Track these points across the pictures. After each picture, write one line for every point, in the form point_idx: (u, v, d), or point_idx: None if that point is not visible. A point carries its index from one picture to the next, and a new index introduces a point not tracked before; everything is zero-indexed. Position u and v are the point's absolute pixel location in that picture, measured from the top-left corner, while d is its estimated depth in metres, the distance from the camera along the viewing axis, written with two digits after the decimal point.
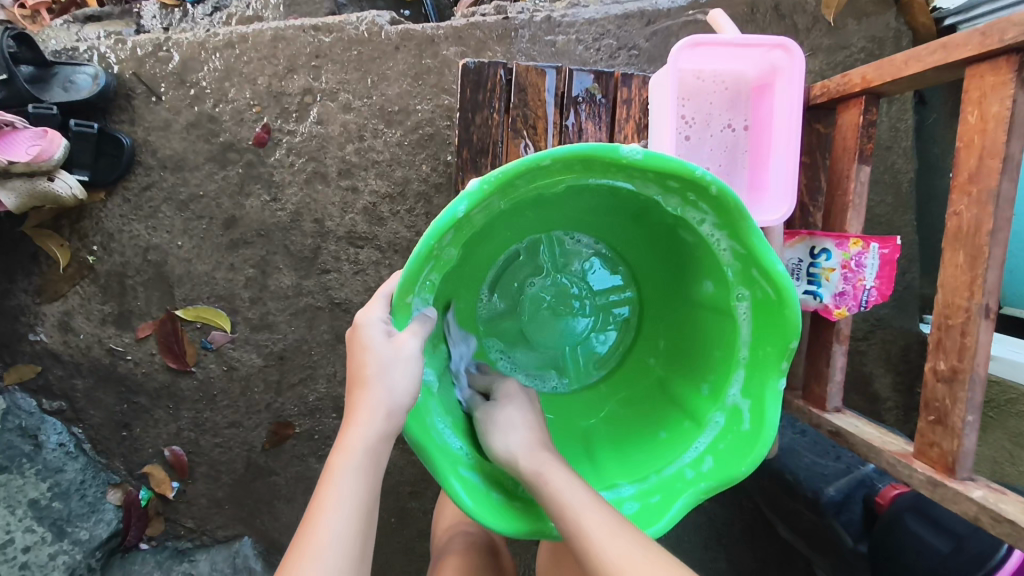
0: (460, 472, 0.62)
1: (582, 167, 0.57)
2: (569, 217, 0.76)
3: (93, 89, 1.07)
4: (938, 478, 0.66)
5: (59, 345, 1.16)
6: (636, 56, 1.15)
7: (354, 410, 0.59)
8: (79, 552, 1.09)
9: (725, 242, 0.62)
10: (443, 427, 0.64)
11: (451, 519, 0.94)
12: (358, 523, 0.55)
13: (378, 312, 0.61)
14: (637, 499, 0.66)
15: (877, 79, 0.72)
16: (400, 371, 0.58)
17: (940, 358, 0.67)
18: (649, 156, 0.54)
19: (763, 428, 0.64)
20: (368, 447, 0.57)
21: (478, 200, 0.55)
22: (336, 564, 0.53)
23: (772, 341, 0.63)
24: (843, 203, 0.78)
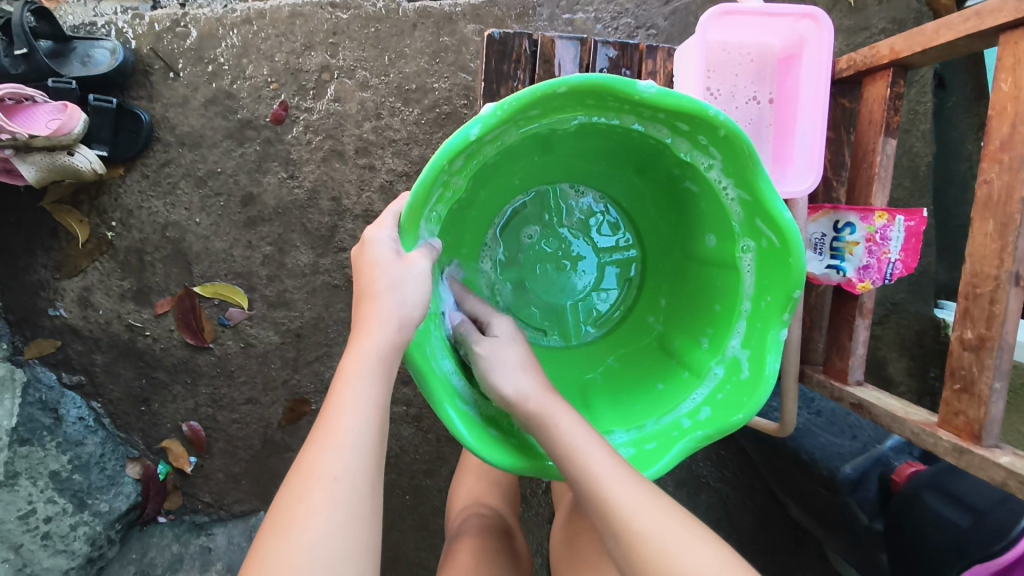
0: (459, 407, 0.63)
1: (593, 101, 0.58)
2: (578, 166, 0.78)
3: (111, 64, 1.07)
4: (963, 445, 0.67)
5: (78, 320, 1.17)
6: (655, 35, 1.15)
7: (363, 319, 0.59)
8: (99, 524, 1.11)
9: (733, 190, 0.62)
10: (446, 365, 0.66)
11: (467, 499, 0.95)
12: (372, 426, 0.56)
13: (385, 229, 0.61)
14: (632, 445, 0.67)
15: (905, 50, 0.72)
16: (411, 286, 0.59)
17: (966, 327, 0.67)
18: (662, 93, 0.55)
19: (763, 378, 0.63)
20: (379, 353, 0.57)
21: (492, 125, 0.55)
22: (353, 463, 0.54)
23: (775, 293, 0.62)
24: (869, 176, 0.77)
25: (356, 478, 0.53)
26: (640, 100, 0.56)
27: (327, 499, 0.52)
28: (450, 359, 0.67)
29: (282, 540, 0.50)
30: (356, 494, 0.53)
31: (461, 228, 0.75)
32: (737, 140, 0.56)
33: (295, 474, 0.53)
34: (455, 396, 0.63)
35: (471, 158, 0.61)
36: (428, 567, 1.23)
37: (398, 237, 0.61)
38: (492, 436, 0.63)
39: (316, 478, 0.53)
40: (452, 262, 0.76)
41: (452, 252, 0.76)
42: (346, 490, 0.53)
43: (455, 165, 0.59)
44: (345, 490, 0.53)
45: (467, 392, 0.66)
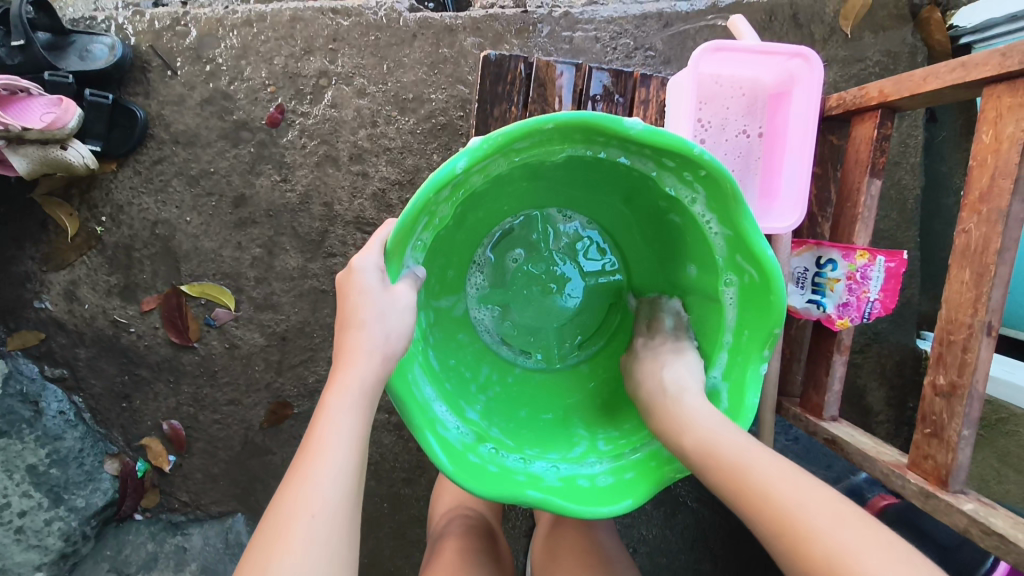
0: (438, 432, 0.63)
1: (582, 136, 0.58)
2: (567, 194, 0.78)
3: (109, 60, 1.07)
4: (930, 489, 0.68)
5: (63, 314, 1.16)
6: (653, 57, 1.15)
7: (344, 349, 0.60)
8: (74, 520, 1.11)
9: (716, 226, 0.62)
10: (426, 391, 0.66)
11: (451, 503, 0.94)
12: (354, 459, 0.56)
13: (370, 256, 0.63)
14: (610, 475, 0.67)
15: (894, 93, 0.73)
16: (394, 318, 0.60)
17: (940, 373, 0.68)
18: (650, 131, 0.55)
19: (742, 410, 0.64)
20: (363, 383, 0.58)
21: (478, 158, 0.55)
22: (335, 495, 0.54)
23: (757, 329, 0.63)
24: (852, 215, 0.78)
25: (336, 511, 0.54)
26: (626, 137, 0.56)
27: (308, 532, 0.52)
28: (430, 386, 0.68)
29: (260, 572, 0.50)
30: (336, 528, 0.53)
31: (446, 250, 0.76)
32: (722, 180, 0.56)
33: (276, 507, 0.53)
34: (434, 421, 0.64)
35: (457, 188, 0.61)
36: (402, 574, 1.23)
37: (383, 264, 0.62)
38: (472, 462, 0.63)
39: (298, 511, 0.53)
40: (437, 285, 0.77)
41: (437, 275, 0.76)
42: (327, 524, 0.53)
43: (440, 193, 0.60)
44: (326, 524, 0.53)
45: (447, 418, 0.66)
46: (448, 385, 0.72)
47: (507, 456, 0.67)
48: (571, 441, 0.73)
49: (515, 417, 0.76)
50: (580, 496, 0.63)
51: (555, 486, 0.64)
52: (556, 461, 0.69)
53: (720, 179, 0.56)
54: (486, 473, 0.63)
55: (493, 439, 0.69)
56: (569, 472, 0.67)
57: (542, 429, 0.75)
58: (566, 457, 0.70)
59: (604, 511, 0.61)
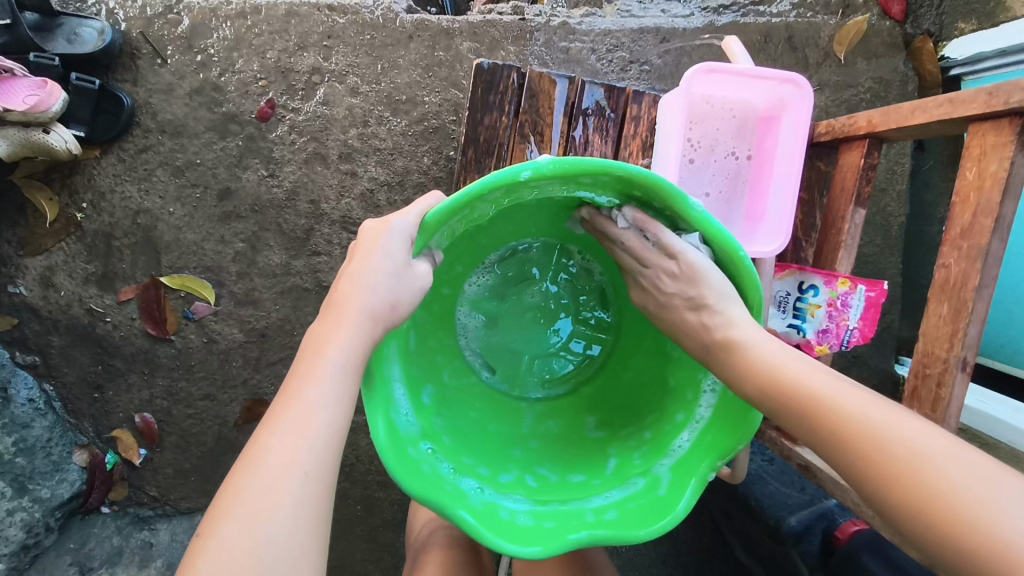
0: (390, 417, 0.61)
1: (640, 194, 0.58)
2: (586, 233, 0.79)
3: (97, 45, 1.05)
4: None
5: (38, 300, 1.14)
6: (648, 72, 1.16)
7: (339, 305, 0.58)
8: (38, 511, 1.08)
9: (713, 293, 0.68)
10: (395, 372, 0.65)
11: (431, 514, 0.93)
12: (343, 420, 0.55)
13: (407, 218, 0.60)
14: (531, 516, 0.64)
15: (882, 124, 0.73)
16: (393, 291, 0.59)
17: (914, 407, 0.69)
18: (707, 218, 0.55)
19: (675, 505, 0.61)
20: (354, 347, 0.57)
21: (542, 177, 0.53)
22: (321, 457, 0.53)
23: (720, 434, 0.63)
24: (836, 242, 0.79)
25: (321, 474, 0.53)
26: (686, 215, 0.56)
27: (293, 493, 0.51)
28: (400, 367, 0.66)
29: (241, 528, 0.49)
30: (320, 491, 0.52)
31: (461, 248, 0.75)
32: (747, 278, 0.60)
33: (257, 464, 0.51)
34: (391, 405, 0.62)
35: (508, 194, 0.58)
36: None
37: (415, 234, 0.60)
38: (409, 455, 0.61)
39: (285, 470, 0.51)
40: (443, 276, 0.77)
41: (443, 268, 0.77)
42: (314, 485, 0.52)
43: (489, 196, 0.57)
44: (311, 487, 0.52)
45: (403, 404, 0.65)
46: (414, 374, 0.71)
47: (441, 463, 0.65)
48: (505, 466, 0.71)
49: (461, 429, 0.74)
50: (491, 524, 0.60)
51: (475, 507, 0.62)
52: (483, 482, 0.66)
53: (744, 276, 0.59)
54: (420, 471, 0.60)
55: (437, 442, 0.67)
56: (492, 498, 0.65)
57: (483, 443, 0.74)
58: (494, 483, 0.67)
59: (509, 549, 0.57)
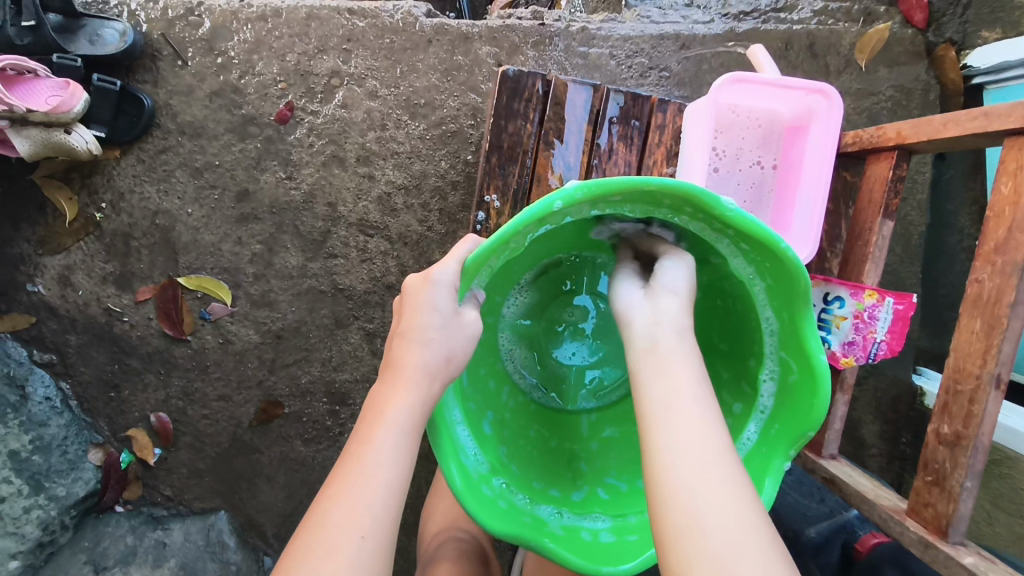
0: (461, 460, 0.62)
1: (675, 201, 0.55)
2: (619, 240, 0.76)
3: (119, 46, 1.06)
4: (929, 538, 0.69)
5: (56, 299, 1.14)
6: (667, 77, 1.15)
7: (396, 365, 0.60)
8: (53, 509, 1.08)
9: (772, 313, 0.61)
10: (454, 414, 0.65)
11: (444, 522, 0.91)
12: (402, 483, 0.56)
13: (448, 268, 0.61)
14: (614, 533, 0.67)
15: (912, 136, 0.72)
16: (447, 341, 0.61)
17: (944, 422, 0.69)
18: (745, 217, 0.52)
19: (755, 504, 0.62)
20: (412, 406, 0.58)
21: (574, 201, 0.51)
22: (380, 520, 0.54)
23: (789, 425, 0.63)
24: (862, 254, 0.78)
25: (381, 536, 0.53)
26: (722, 217, 0.53)
27: (354, 557, 0.51)
28: (458, 407, 0.66)
29: None
30: (382, 554, 0.53)
31: (497, 279, 0.74)
32: (800, 279, 0.55)
33: (319, 528, 0.53)
34: (458, 448, 0.63)
35: (545, 223, 0.56)
36: None
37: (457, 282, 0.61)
38: (484, 495, 0.63)
39: (346, 534, 0.52)
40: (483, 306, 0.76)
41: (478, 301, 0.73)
42: (372, 549, 0.52)
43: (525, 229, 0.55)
44: (373, 550, 0.52)
45: (468, 443, 0.66)
46: (471, 406, 0.70)
47: (515, 494, 0.67)
48: (574, 483, 0.73)
49: (526, 451, 0.75)
50: (579, 552, 0.64)
51: (556, 533, 0.65)
52: (559, 505, 0.69)
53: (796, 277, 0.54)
54: (495, 508, 0.63)
55: (508, 473, 0.68)
56: (572, 521, 0.67)
57: (549, 461, 0.75)
58: (569, 504, 0.70)
59: (604, 571, 0.62)
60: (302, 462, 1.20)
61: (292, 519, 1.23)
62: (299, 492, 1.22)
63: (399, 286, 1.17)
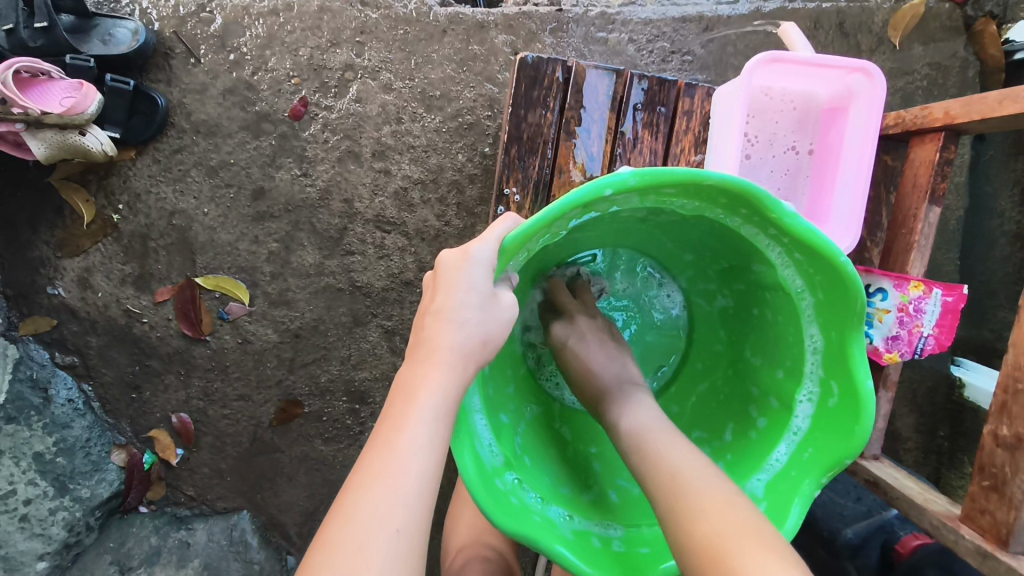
0: (474, 449, 0.59)
1: (726, 201, 0.52)
2: (658, 240, 0.74)
3: (132, 45, 1.04)
4: (987, 548, 0.65)
5: (76, 301, 1.14)
6: (690, 62, 1.11)
7: (429, 344, 0.55)
8: (79, 510, 1.09)
9: (817, 329, 0.58)
10: (474, 403, 0.62)
11: (466, 537, 0.86)
12: (436, 469, 0.52)
13: (487, 245, 0.55)
14: (624, 543, 0.63)
15: (962, 115, 0.68)
16: (479, 323, 0.55)
17: (1002, 423, 0.66)
18: (803, 225, 0.50)
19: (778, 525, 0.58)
20: (446, 391, 0.53)
21: (622, 193, 0.48)
22: (416, 510, 0.50)
23: (823, 451, 0.59)
24: (907, 243, 0.74)
25: (416, 528, 0.49)
26: (777, 221, 0.50)
27: (388, 549, 0.48)
28: (478, 396, 0.63)
29: None
30: (416, 547, 0.49)
31: (531, 270, 0.72)
32: (854, 297, 0.52)
33: (348, 519, 0.49)
34: (473, 437, 0.59)
35: (584, 213, 0.53)
36: None
37: (495, 261, 0.55)
38: (497, 488, 0.59)
39: (378, 524, 0.48)
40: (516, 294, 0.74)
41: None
42: (407, 542, 0.49)
43: (567, 216, 0.52)
44: (407, 542, 0.49)
45: (484, 433, 0.62)
46: (490, 394, 0.68)
47: (528, 491, 0.62)
48: (586, 483, 0.70)
49: (540, 448, 0.71)
50: (586, 555, 0.59)
51: (566, 537, 0.61)
52: (571, 509, 0.65)
53: (852, 293, 0.52)
54: (509, 505, 0.58)
55: (521, 467, 0.64)
56: (582, 526, 0.63)
57: (562, 461, 0.72)
58: (579, 505, 0.66)
59: None
60: (323, 461, 1.19)
61: (315, 518, 1.22)
62: (321, 490, 1.21)
63: (417, 282, 1.14)
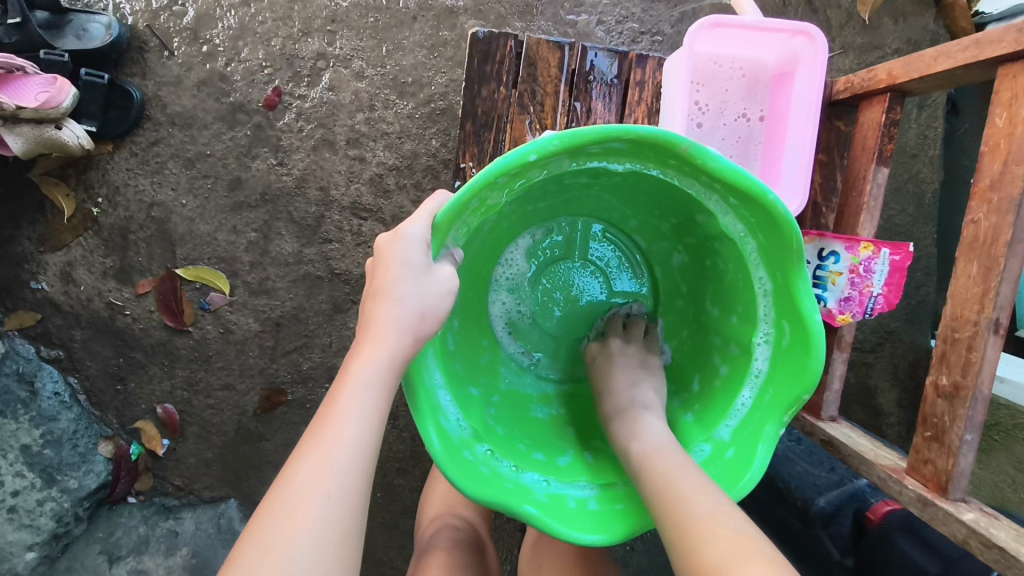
0: (440, 423, 0.59)
1: (657, 155, 0.54)
2: (612, 206, 0.75)
3: (105, 40, 1.06)
4: (928, 496, 0.66)
5: (59, 295, 1.16)
6: (660, 42, 1.12)
7: (370, 322, 0.56)
8: (66, 501, 1.10)
9: (765, 273, 0.59)
10: (435, 377, 0.62)
11: (439, 509, 0.88)
12: (373, 436, 0.53)
13: (420, 224, 0.58)
14: (601, 503, 0.64)
15: (903, 75, 0.70)
16: (421, 297, 0.57)
17: (942, 373, 0.67)
18: (729, 167, 0.51)
19: (747, 467, 0.59)
20: (385, 363, 0.54)
21: (549, 154, 0.50)
22: (350, 479, 0.51)
23: (781, 392, 0.60)
24: (858, 205, 0.76)
25: (350, 495, 0.50)
26: (706, 167, 0.52)
27: (319, 514, 0.49)
28: (441, 372, 0.64)
29: (261, 555, 0.47)
30: (350, 513, 0.50)
31: (487, 246, 0.73)
32: (789, 235, 0.53)
33: (284, 488, 0.50)
34: (438, 411, 0.60)
35: (516, 180, 0.55)
36: (394, 565, 1.21)
37: (429, 237, 0.57)
38: (466, 459, 0.59)
39: (311, 491, 0.49)
40: (476, 273, 0.75)
41: (468, 270, 0.72)
42: (340, 508, 0.50)
43: (501, 183, 0.54)
44: (340, 508, 0.50)
45: (451, 408, 0.63)
46: (456, 369, 0.68)
47: (500, 460, 0.63)
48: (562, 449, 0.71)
49: (514, 421, 0.72)
50: (563, 517, 0.60)
51: (542, 500, 0.61)
52: (547, 475, 0.65)
53: (786, 232, 0.53)
54: (477, 473, 0.59)
55: (492, 439, 0.65)
56: (558, 490, 0.64)
57: (536, 430, 0.73)
58: (554, 469, 0.66)
59: (587, 540, 0.58)
60: None
61: None
62: None
63: None
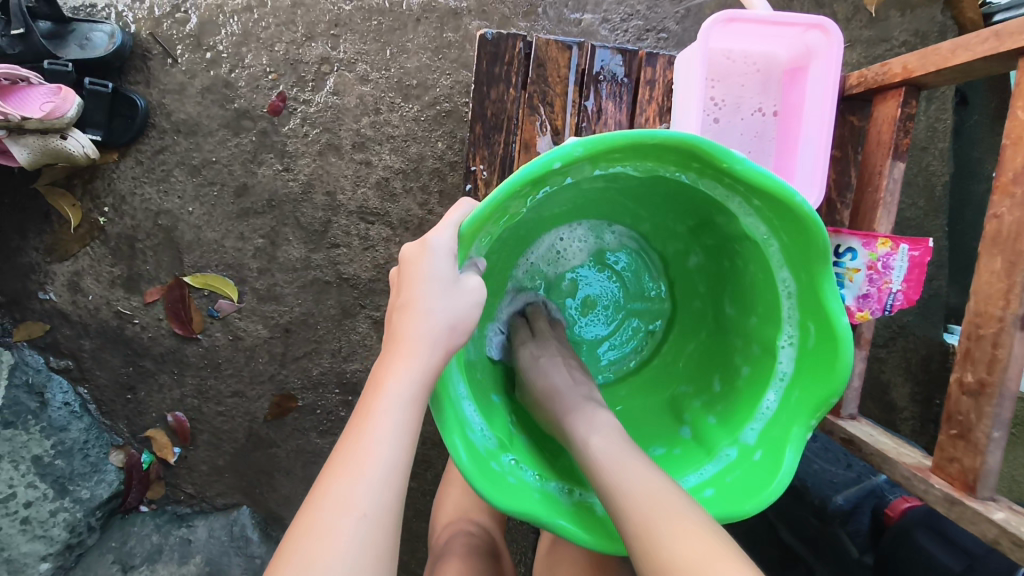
0: (466, 436, 0.59)
1: (678, 158, 0.53)
2: (628, 209, 0.74)
3: (109, 48, 1.05)
4: (955, 495, 0.65)
5: (68, 305, 1.16)
6: (665, 39, 1.11)
7: (398, 337, 0.55)
8: (79, 511, 1.10)
9: (789, 273, 0.58)
10: (459, 389, 0.61)
11: (453, 513, 0.88)
12: (405, 454, 0.53)
13: (443, 235, 0.57)
14: None
15: (919, 68, 0.69)
16: (446, 309, 0.56)
17: (967, 370, 0.66)
18: (752, 168, 0.50)
19: (777, 470, 0.59)
20: (415, 380, 0.54)
21: (570, 161, 0.49)
22: (383, 498, 0.50)
23: (809, 393, 0.59)
24: (874, 200, 0.75)
25: (383, 515, 0.50)
26: (728, 170, 0.51)
27: (353, 534, 0.48)
28: (464, 383, 0.63)
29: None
30: (384, 532, 0.50)
31: (503, 253, 0.73)
32: (816, 234, 0.53)
33: (317, 507, 0.49)
34: (464, 424, 0.59)
35: (534, 188, 0.54)
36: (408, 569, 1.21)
37: (454, 249, 0.56)
38: (492, 470, 0.59)
39: (344, 511, 0.49)
40: (492, 281, 0.74)
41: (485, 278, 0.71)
42: (374, 529, 0.49)
43: (520, 192, 0.53)
44: (373, 528, 0.49)
45: (474, 418, 0.62)
46: (477, 379, 0.68)
47: (523, 469, 0.63)
48: None
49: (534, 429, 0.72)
50: (591, 525, 0.59)
51: (568, 509, 0.61)
52: (571, 483, 0.65)
53: (812, 231, 0.52)
54: (505, 484, 0.58)
55: (515, 449, 0.64)
56: (584, 498, 0.63)
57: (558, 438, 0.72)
58: (576, 477, 0.66)
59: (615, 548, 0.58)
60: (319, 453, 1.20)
61: None
62: None
63: None
